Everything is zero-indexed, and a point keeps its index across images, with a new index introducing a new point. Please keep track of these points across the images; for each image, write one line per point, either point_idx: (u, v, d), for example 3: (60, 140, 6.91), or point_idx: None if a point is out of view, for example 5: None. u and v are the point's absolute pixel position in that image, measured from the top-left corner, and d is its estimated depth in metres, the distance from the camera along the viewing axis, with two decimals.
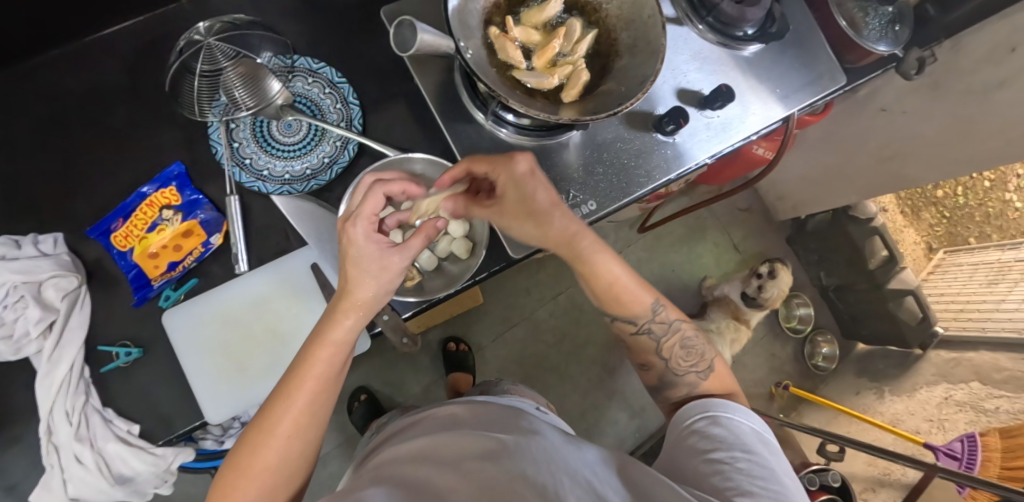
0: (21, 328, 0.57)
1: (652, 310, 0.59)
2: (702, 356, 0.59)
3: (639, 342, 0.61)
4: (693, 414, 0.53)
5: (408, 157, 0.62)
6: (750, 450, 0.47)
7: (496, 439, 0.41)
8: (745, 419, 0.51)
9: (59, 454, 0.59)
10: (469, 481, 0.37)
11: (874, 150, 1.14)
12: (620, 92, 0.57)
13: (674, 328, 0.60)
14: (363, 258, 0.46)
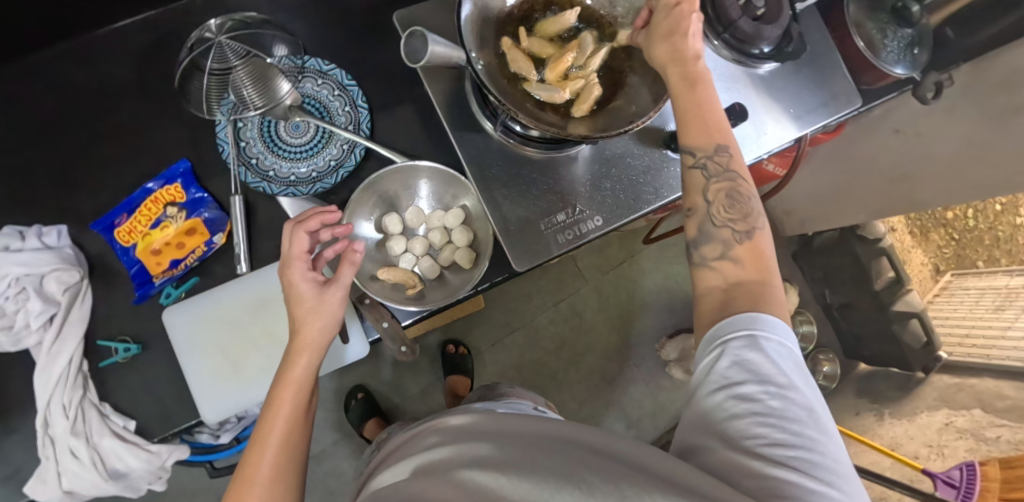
0: (22, 320, 0.57)
1: (716, 148, 0.49)
2: (747, 214, 0.47)
3: (688, 180, 0.50)
4: (731, 331, 0.40)
5: (413, 162, 0.62)
6: (789, 381, 0.38)
7: (482, 445, 0.40)
8: (784, 339, 0.40)
9: (54, 447, 0.58)
10: (461, 491, 0.35)
11: (885, 170, 1.13)
12: (632, 110, 0.57)
13: (729, 175, 0.48)
14: (300, 295, 0.49)
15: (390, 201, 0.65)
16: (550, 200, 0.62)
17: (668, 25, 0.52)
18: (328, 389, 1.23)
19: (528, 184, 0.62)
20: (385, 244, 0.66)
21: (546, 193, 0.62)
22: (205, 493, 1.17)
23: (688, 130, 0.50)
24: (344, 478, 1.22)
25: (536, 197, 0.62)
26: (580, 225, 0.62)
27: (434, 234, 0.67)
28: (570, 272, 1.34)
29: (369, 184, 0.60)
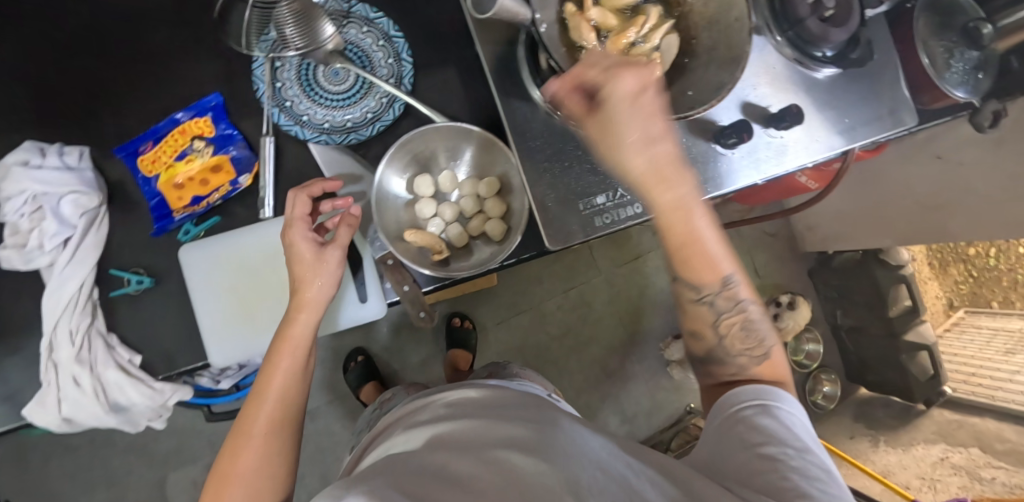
0: (36, 240, 0.56)
1: (725, 280, 0.46)
2: (762, 340, 0.48)
3: (697, 315, 0.49)
4: (741, 399, 0.44)
5: (457, 124, 0.58)
6: (807, 447, 0.39)
7: (519, 433, 0.41)
8: (796, 411, 0.43)
9: (57, 373, 0.57)
10: (496, 469, 0.35)
11: (920, 197, 1.10)
12: (689, 96, 0.56)
13: (740, 307, 0.48)
14: (299, 255, 0.52)
15: (425, 160, 0.62)
16: (592, 180, 0.59)
17: (601, 122, 0.41)
18: (328, 348, 1.22)
19: (571, 160, 0.58)
20: (415, 206, 0.64)
21: (588, 173, 0.59)
22: (197, 434, 1.18)
23: (699, 265, 0.46)
24: (335, 439, 1.22)
25: (578, 175, 0.58)
26: (619, 210, 0.59)
27: (466, 201, 0.64)
28: (583, 261, 1.32)
29: (406, 140, 0.57)
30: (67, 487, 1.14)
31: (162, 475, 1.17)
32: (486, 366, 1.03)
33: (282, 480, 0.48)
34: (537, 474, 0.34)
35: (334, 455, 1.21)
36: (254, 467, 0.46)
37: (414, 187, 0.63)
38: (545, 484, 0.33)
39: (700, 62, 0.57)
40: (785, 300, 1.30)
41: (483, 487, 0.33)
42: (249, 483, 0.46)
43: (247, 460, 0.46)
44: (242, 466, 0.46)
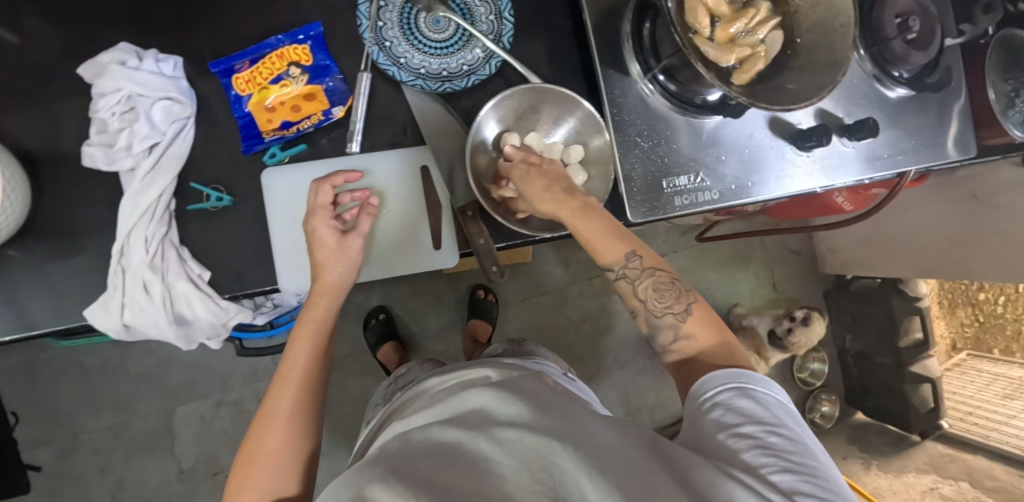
0: (125, 141, 0.55)
1: (626, 257, 0.54)
2: (680, 296, 0.54)
3: (617, 286, 0.56)
4: (713, 384, 0.47)
5: (572, 95, 0.59)
6: (781, 422, 0.43)
7: (523, 407, 0.46)
8: (767, 388, 0.47)
9: (125, 278, 0.56)
10: (507, 453, 0.41)
11: (949, 234, 1.13)
12: (791, 89, 0.57)
13: (649, 272, 0.54)
14: (323, 239, 0.53)
15: (521, 117, 0.63)
16: (676, 162, 0.62)
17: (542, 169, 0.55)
18: (351, 302, 1.23)
19: (660, 140, 0.62)
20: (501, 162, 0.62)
21: (674, 154, 0.62)
22: (217, 366, 1.21)
23: (598, 247, 0.54)
24: (346, 393, 1.23)
25: (664, 154, 0.62)
26: (696, 194, 0.63)
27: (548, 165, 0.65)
28: None
29: (517, 92, 0.58)
30: (78, 406, 1.17)
31: (171, 406, 1.20)
32: (504, 343, 1.00)
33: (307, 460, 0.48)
34: (551, 456, 0.40)
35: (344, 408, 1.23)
36: (282, 449, 0.46)
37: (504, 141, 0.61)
38: (563, 468, 0.39)
39: (799, 63, 0.59)
40: (801, 315, 1.29)
41: (498, 472, 0.39)
42: (278, 463, 0.45)
43: (274, 439, 0.46)
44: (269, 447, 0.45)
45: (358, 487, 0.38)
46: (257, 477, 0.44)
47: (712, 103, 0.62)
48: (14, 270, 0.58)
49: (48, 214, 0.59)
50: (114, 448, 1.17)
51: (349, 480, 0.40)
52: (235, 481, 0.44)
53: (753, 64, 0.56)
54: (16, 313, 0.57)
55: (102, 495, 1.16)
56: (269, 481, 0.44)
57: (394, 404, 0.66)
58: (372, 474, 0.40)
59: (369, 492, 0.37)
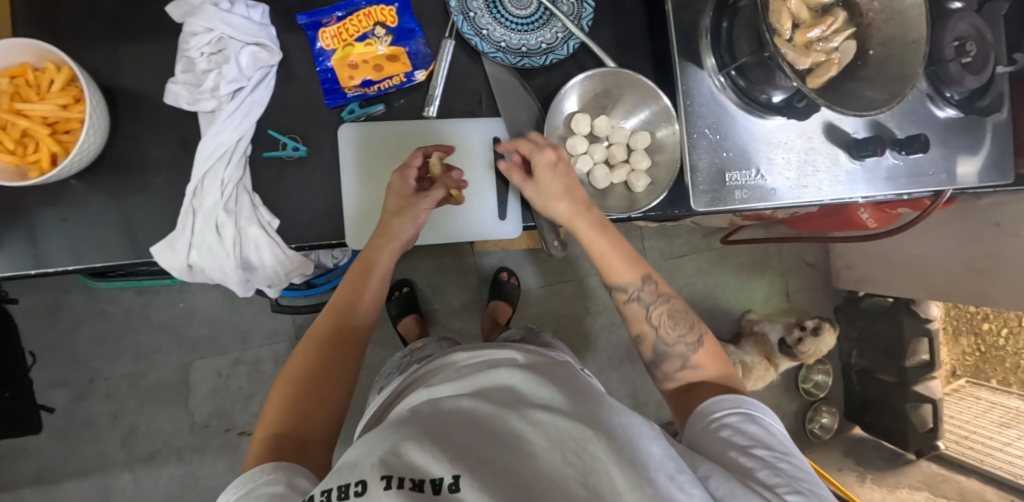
0: (211, 82, 0.56)
1: (642, 279, 0.60)
2: (691, 327, 0.60)
3: (629, 310, 0.61)
4: (720, 408, 0.52)
5: (648, 83, 0.62)
6: (786, 450, 0.47)
7: (556, 395, 0.47)
8: (768, 419, 0.52)
9: (195, 219, 0.57)
10: (541, 430, 0.42)
11: (965, 260, 1.15)
12: (863, 97, 0.59)
13: (663, 299, 0.60)
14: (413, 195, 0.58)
15: (597, 102, 0.67)
16: (738, 156, 0.64)
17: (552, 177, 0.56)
18: None
19: (726, 134, 0.64)
20: (569, 140, 0.66)
21: (737, 149, 0.64)
22: (242, 322, 1.23)
23: (611, 269, 0.60)
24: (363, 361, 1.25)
25: (728, 148, 0.64)
26: (755, 189, 0.64)
27: (618, 149, 0.69)
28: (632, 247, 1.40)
29: (596, 76, 0.62)
30: (95, 351, 1.17)
31: (189, 359, 1.21)
32: (519, 330, 0.95)
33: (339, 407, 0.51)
34: (585, 443, 0.40)
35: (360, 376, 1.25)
36: (317, 385, 0.50)
37: (573, 122, 0.66)
38: (595, 456, 0.39)
39: (867, 74, 0.60)
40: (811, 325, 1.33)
41: (531, 448, 0.40)
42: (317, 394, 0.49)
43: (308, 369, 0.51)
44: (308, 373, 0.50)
45: (393, 440, 0.39)
46: (294, 406, 0.48)
47: (777, 104, 0.63)
48: (81, 201, 0.58)
49: (120, 148, 0.60)
50: (129, 396, 1.18)
51: (381, 433, 0.41)
52: (272, 404, 0.49)
53: (826, 71, 0.58)
54: (82, 242, 0.58)
55: (113, 440, 1.17)
56: (298, 414, 0.47)
57: (410, 377, 0.66)
58: (406, 431, 0.41)
59: (404, 449, 0.38)
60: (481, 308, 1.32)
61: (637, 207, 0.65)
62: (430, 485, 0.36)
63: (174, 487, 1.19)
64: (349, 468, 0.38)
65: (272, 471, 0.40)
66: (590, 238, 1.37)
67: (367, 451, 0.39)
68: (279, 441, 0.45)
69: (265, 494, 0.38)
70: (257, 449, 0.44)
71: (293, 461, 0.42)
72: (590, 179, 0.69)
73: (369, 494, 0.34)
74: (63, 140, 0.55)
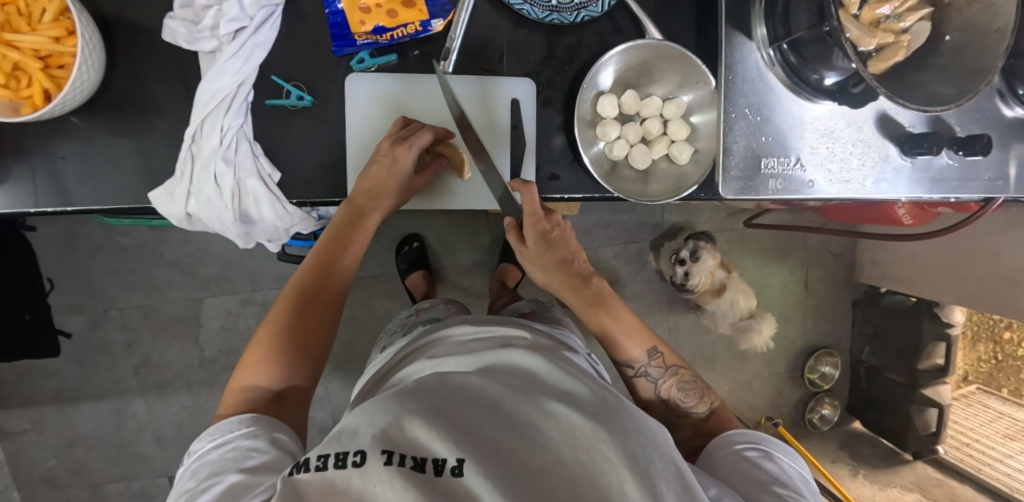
0: (211, 20, 0.53)
1: (649, 352, 0.65)
2: (699, 396, 0.63)
3: (638, 383, 0.65)
4: (740, 442, 0.54)
5: (686, 53, 0.56)
6: (801, 491, 0.48)
7: (572, 387, 0.46)
8: (790, 458, 0.53)
9: (193, 166, 0.54)
10: (552, 423, 0.40)
11: (999, 269, 1.09)
12: (935, 91, 0.52)
13: (671, 370, 0.65)
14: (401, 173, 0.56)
15: (633, 78, 0.62)
16: (777, 142, 0.58)
17: (536, 241, 0.59)
18: (388, 224, 1.24)
19: (768, 116, 0.57)
20: (598, 128, 0.62)
21: (776, 134, 0.58)
22: (255, 265, 1.24)
23: (626, 345, 0.65)
24: (369, 312, 1.26)
25: (768, 132, 0.58)
26: (791, 180, 0.59)
27: (653, 124, 0.64)
28: (650, 221, 1.36)
29: (625, 50, 0.57)
30: (110, 282, 1.19)
31: (200, 296, 1.23)
32: (529, 301, 0.92)
33: (310, 365, 0.53)
34: (596, 443, 0.38)
35: (365, 327, 1.26)
36: (280, 340, 0.52)
37: (598, 106, 0.61)
38: (604, 458, 0.37)
39: (938, 63, 0.53)
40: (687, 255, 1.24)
41: (539, 437, 0.39)
42: (283, 349, 0.51)
43: (282, 325, 0.53)
44: (282, 331, 0.52)
45: (396, 411, 0.38)
46: (268, 357, 0.51)
47: (828, 87, 0.57)
48: (79, 139, 0.56)
49: (118, 85, 0.56)
50: (142, 327, 1.21)
51: (385, 400, 0.40)
52: (252, 350, 0.51)
53: (893, 54, 0.51)
54: (80, 185, 0.56)
55: (128, 368, 1.21)
56: (274, 369, 0.50)
57: (409, 342, 0.63)
58: (412, 403, 0.39)
59: (407, 424, 0.37)
60: (490, 269, 1.31)
61: (687, 183, 0.60)
62: (432, 465, 0.35)
63: (185, 416, 1.25)
64: (349, 435, 0.37)
65: (251, 425, 0.44)
66: (608, 208, 1.34)
67: (369, 419, 0.38)
68: (257, 395, 0.49)
69: (243, 446, 0.42)
70: (233, 398, 0.49)
71: (267, 416, 0.47)
72: (628, 160, 0.64)
73: (367, 468, 0.34)
74: (56, 75, 0.52)
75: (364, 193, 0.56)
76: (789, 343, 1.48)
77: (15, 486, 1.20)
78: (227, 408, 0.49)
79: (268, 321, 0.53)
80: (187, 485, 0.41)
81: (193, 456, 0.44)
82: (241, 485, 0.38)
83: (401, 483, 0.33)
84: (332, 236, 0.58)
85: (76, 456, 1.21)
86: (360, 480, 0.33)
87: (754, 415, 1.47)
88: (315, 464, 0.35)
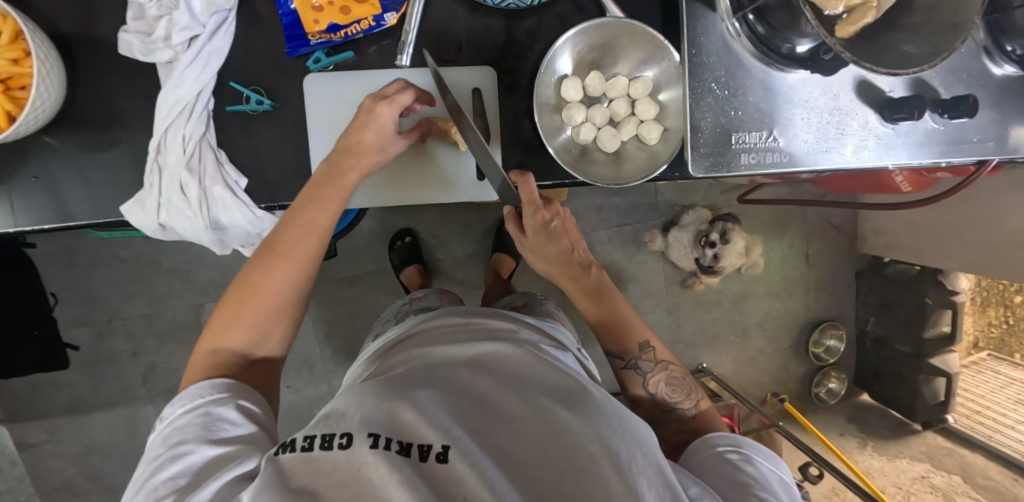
0: (163, 31, 0.52)
1: (641, 346, 0.64)
2: (687, 393, 0.61)
3: (627, 376, 0.64)
4: (722, 444, 0.52)
5: (648, 30, 0.54)
6: (780, 496, 0.47)
7: (561, 376, 0.46)
8: (771, 460, 0.52)
9: (160, 177, 0.55)
10: (539, 418, 0.40)
11: (1006, 230, 1.05)
12: (908, 52, 0.49)
13: (662, 365, 0.63)
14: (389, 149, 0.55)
15: (596, 60, 0.61)
16: (750, 116, 0.56)
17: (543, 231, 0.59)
18: (379, 222, 1.24)
19: (738, 89, 0.56)
20: (564, 112, 0.62)
21: (749, 107, 0.56)
22: None
23: (617, 337, 0.64)
24: (366, 308, 1.27)
25: (738, 106, 0.56)
26: (766, 153, 0.57)
27: (621, 104, 0.63)
28: (643, 203, 1.34)
29: (582, 32, 0.55)
30: (112, 293, 1.21)
31: (200, 302, 1.24)
32: (520, 293, 0.91)
33: (284, 329, 0.52)
34: (582, 438, 0.39)
35: (363, 323, 1.27)
36: (257, 306, 0.48)
37: (562, 90, 0.61)
38: (589, 454, 0.38)
39: (912, 22, 0.49)
40: (720, 238, 1.22)
41: (523, 429, 0.40)
42: (262, 314, 0.49)
43: (266, 291, 0.49)
44: (266, 297, 0.49)
45: (384, 398, 0.39)
46: (246, 322, 0.48)
47: (801, 54, 0.55)
48: (49, 158, 0.56)
49: (83, 103, 0.57)
50: (147, 335, 1.23)
51: (372, 388, 0.41)
52: (226, 312, 0.48)
53: (861, 17, 0.47)
54: (55, 205, 0.57)
55: (135, 376, 1.24)
56: (249, 333, 0.48)
57: (401, 331, 0.63)
58: (400, 392, 0.40)
59: (395, 411, 0.37)
60: (484, 259, 1.31)
61: (658, 163, 0.58)
62: (418, 450, 0.36)
63: None
64: (337, 418, 0.38)
65: (224, 391, 0.43)
66: (599, 191, 1.33)
67: (357, 404, 0.38)
68: (230, 358, 0.47)
69: (220, 419, 0.41)
70: (201, 361, 0.47)
71: (244, 385, 0.46)
72: (597, 142, 0.64)
73: (354, 449, 0.34)
74: (18, 96, 0.52)
75: (345, 151, 0.53)
76: (792, 318, 1.46)
77: (36, 495, 1.24)
78: (194, 370, 0.46)
79: (246, 282, 0.49)
80: (157, 451, 0.39)
81: (163, 421, 0.42)
82: (219, 462, 0.38)
83: (385, 467, 0.33)
84: (309, 194, 0.52)
85: (93, 463, 1.24)
86: (347, 458, 0.34)
87: (759, 391, 1.46)
88: (301, 444, 0.36)
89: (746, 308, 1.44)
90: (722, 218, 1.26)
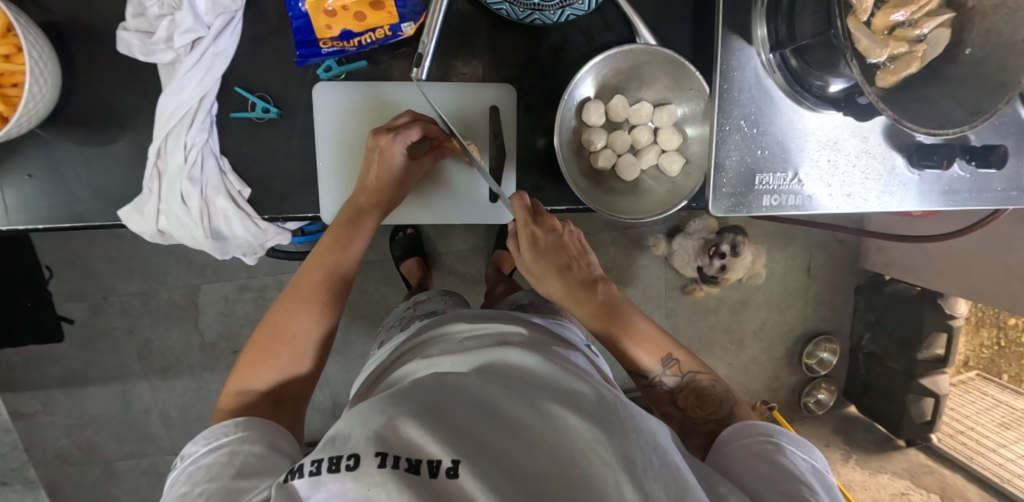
0: (165, 32, 0.49)
1: (664, 361, 0.59)
2: (719, 404, 0.56)
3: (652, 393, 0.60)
4: (751, 434, 0.50)
5: (677, 58, 0.52)
6: (814, 487, 0.44)
7: (572, 384, 0.43)
8: (802, 448, 0.48)
9: (160, 183, 0.53)
10: (548, 425, 0.38)
11: (1011, 263, 1.05)
12: (951, 114, 0.47)
13: (688, 377, 0.59)
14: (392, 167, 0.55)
15: (622, 84, 0.58)
16: (775, 156, 0.54)
17: (548, 245, 0.58)
18: None
19: (765, 128, 0.53)
20: (584, 136, 0.60)
21: (774, 146, 0.54)
22: None
23: (635, 356, 0.60)
24: (364, 298, 1.26)
25: (765, 144, 0.53)
26: (788, 195, 0.55)
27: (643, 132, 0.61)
28: None
29: (609, 57, 0.53)
30: (107, 269, 1.19)
31: (197, 283, 1.23)
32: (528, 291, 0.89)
33: (307, 360, 0.52)
34: (594, 447, 0.36)
35: (360, 313, 1.26)
36: (280, 346, 0.50)
37: (584, 113, 0.58)
38: (601, 461, 0.35)
39: (956, 75, 0.47)
40: (730, 249, 1.22)
41: (534, 440, 0.37)
42: (283, 351, 0.50)
43: (288, 326, 0.51)
44: (289, 333, 0.51)
45: (390, 412, 0.36)
46: (269, 361, 0.50)
47: (833, 95, 0.53)
48: (45, 156, 0.54)
49: (81, 100, 0.54)
50: (142, 313, 1.22)
51: (376, 402, 0.38)
52: (253, 350, 0.50)
53: (902, 69, 0.45)
54: (50, 204, 0.55)
55: (130, 352, 1.23)
56: (272, 373, 0.50)
57: (404, 341, 0.61)
58: (405, 404, 0.38)
59: (402, 425, 0.35)
60: (485, 255, 1.29)
61: (676, 199, 0.57)
62: (427, 466, 0.33)
63: (189, 398, 1.28)
64: (343, 439, 0.35)
65: (245, 429, 0.44)
66: None
67: (362, 422, 0.36)
68: (251, 397, 0.49)
69: (243, 454, 0.42)
70: (229, 402, 0.49)
71: (261, 418, 0.47)
72: (615, 169, 0.62)
73: (362, 470, 0.32)
74: (9, 94, 0.49)
75: (368, 192, 0.56)
76: (788, 328, 1.47)
77: (30, 463, 1.25)
78: (223, 411, 0.48)
79: (270, 322, 0.51)
80: (181, 489, 0.40)
81: (186, 459, 0.43)
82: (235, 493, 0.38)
83: (393, 486, 0.31)
84: (333, 236, 0.55)
85: (87, 435, 1.25)
86: (353, 484, 0.32)
87: (749, 398, 1.48)
88: (308, 470, 0.34)
89: (743, 316, 1.44)
90: (733, 227, 1.25)
